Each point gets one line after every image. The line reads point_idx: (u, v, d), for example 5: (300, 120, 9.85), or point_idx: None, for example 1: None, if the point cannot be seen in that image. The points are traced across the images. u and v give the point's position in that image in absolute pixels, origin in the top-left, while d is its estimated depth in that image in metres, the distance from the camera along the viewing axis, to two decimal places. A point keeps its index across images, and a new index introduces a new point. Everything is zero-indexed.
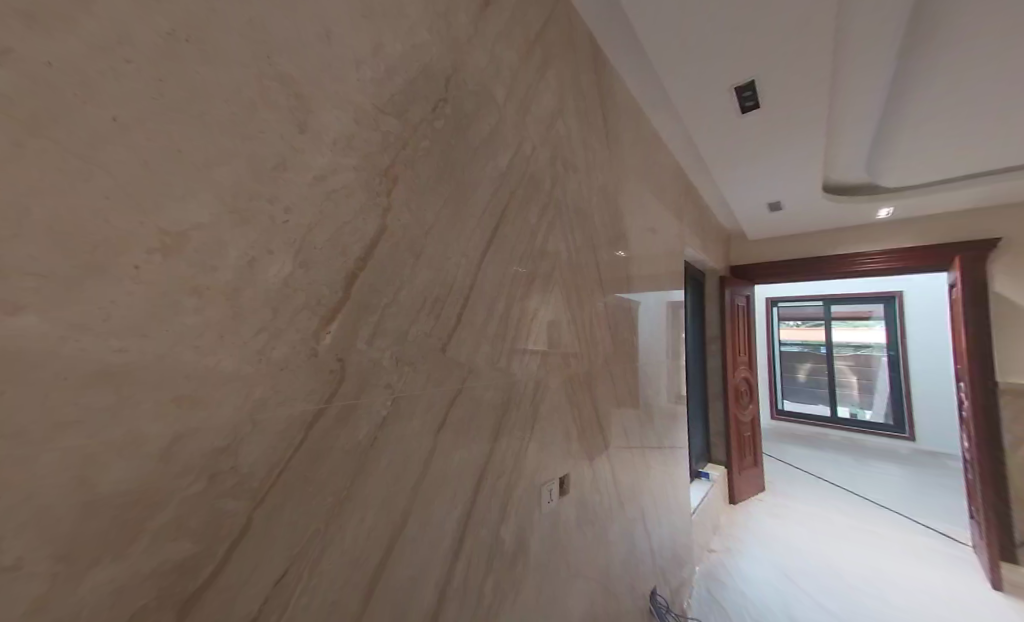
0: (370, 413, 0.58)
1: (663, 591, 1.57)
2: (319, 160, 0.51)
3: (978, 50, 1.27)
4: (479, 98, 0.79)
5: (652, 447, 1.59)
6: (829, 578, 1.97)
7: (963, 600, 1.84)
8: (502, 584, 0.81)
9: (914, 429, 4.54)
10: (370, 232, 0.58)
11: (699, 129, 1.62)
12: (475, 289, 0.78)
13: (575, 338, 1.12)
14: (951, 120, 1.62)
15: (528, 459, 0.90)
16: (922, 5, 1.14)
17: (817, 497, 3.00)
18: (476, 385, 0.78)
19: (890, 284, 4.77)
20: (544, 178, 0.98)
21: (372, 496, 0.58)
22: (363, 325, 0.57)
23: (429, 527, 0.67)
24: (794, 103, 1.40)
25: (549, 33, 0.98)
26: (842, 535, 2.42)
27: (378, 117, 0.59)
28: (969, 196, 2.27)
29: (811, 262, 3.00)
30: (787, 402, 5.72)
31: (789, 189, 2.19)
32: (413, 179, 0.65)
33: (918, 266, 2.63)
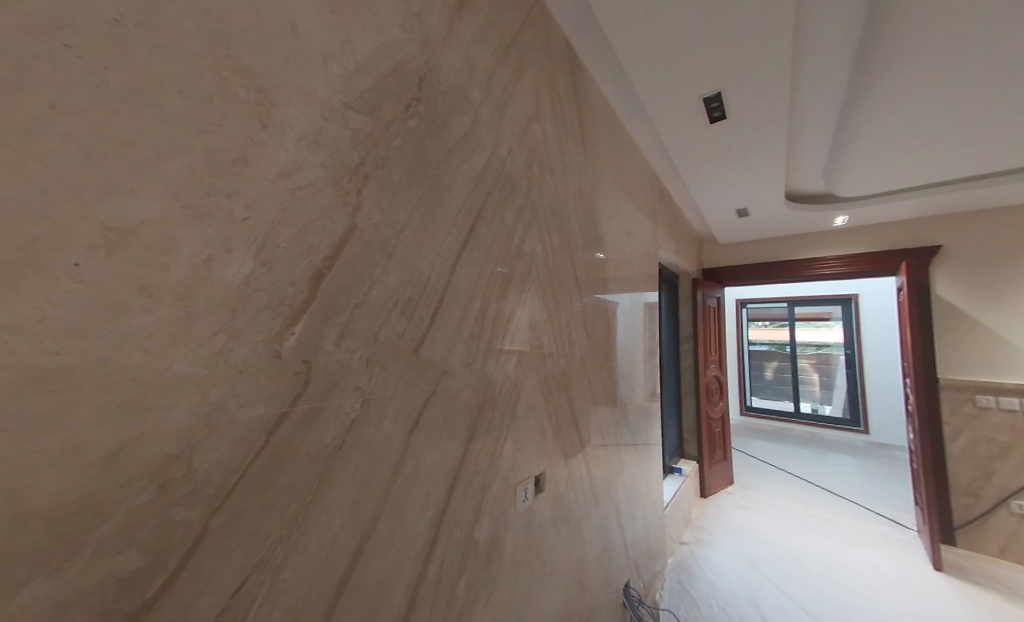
0: (339, 415, 0.57)
1: (636, 584, 1.61)
2: (284, 156, 0.50)
3: (921, 72, 1.36)
4: (454, 98, 0.79)
5: (627, 444, 1.63)
6: (791, 565, 2.09)
7: (908, 580, 1.99)
8: (477, 583, 0.81)
9: (867, 423, 4.85)
10: (339, 230, 0.57)
11: (673, 136, 1.67)
12: (450, 289, 0.77)
13: (551, 338, 1.13)
14: (897, 136, 1.76)
15: (503, 459, 0.91)
16: (868, 34, 1.24)
17: (782, 488, 3.16)
18: (451, 385, 0.78)
19: (848, 287, 5.10)
20: (520, 180, 0.99)
21: (340, 500, 0.57)
22: (331, 325, 0.56)
23: (400, 530, 0.66)
24: (758, 116, 1.48)
25: (525, 37, 0.99)
26: (803, 524, 2.56)
27: (347, 113, 0.58)
28: (916, 206, 2.45)
29: (777, 265, 3.16)
30: (756, 399, 5.99)
31: (756, 196, 2.30)
32: (384, 178, 0.64)
33: (871, 270, 2.82)
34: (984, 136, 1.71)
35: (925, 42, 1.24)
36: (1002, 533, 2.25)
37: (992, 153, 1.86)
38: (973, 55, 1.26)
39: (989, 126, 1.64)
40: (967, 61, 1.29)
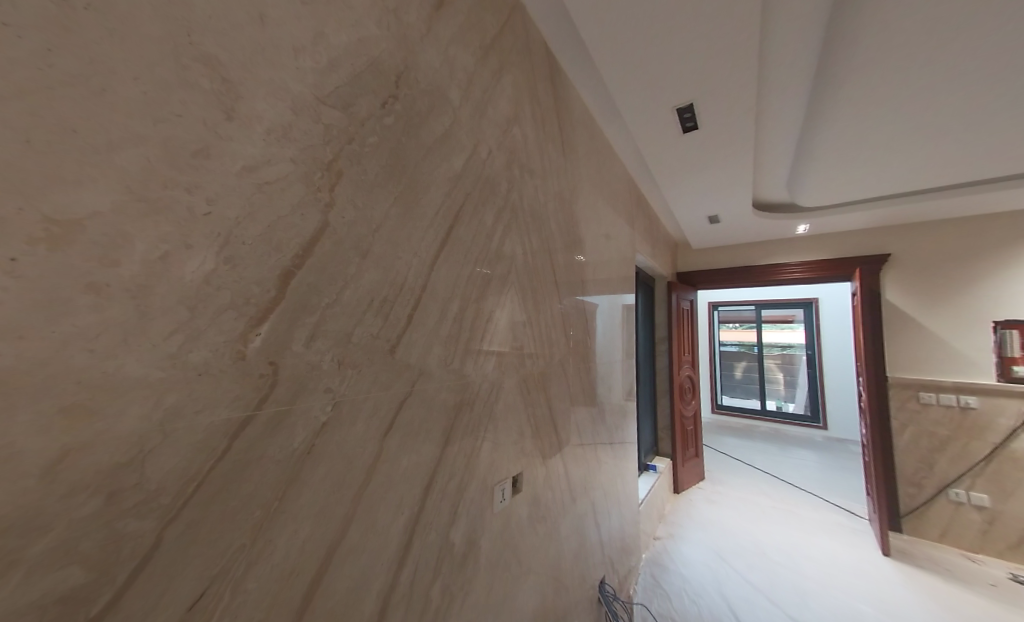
0: (309, 419, 0.55)
1: (612, 580, 1.65)
2: (250, 149, 0.48)
3: (870, 90, 1.46)
4: (432, 97, 0.78)
5: (603, 443, 1.66)
6: (757, 555, 2.19)
7: (861, 566, 2.13)
8: (452, 586, 0.80)
9: (826, 419, 5.17)
10: (310, 227, 0.55)
11: (649, 144, 1.73)
12: (427, 289, 0.77)
13: (529, 339, 1.14)
14: (851, 151, 1.90)
15: (480, 460, 0.91)
16: (826, 59, 1.35)
17: (750, 483, 3.32)
18: (427, 386, 0.77)
19: (809, 291, 5.43)
20: (499, 181, 0.99)
21: (309, 507, 0.55)
22: (300, 325, 0.54)
23: (373, 536, 0.65)
24: (727, 127, 1.56)
25: (504, 40, 1.00)
26: (768, 516, 2.70)
27: (320, 108, 0.56)
28: (869, 217, 2.64)
29: (745, 270, 3.31)
30: (727, 397, 6.26)
31: (725, 204, 2.41)
32: (359, 175, 0.63)
33: (829, 276, 3.01)
34: (926, 152, 1.87)
35: (874, 68, 1.35)
36: (942, 519, 2.45)
37: (933, 168, 2.03)
38: (916, 76, 1.37)
39: (930, 144, 1.79)
40: (910, 81, 1.40)
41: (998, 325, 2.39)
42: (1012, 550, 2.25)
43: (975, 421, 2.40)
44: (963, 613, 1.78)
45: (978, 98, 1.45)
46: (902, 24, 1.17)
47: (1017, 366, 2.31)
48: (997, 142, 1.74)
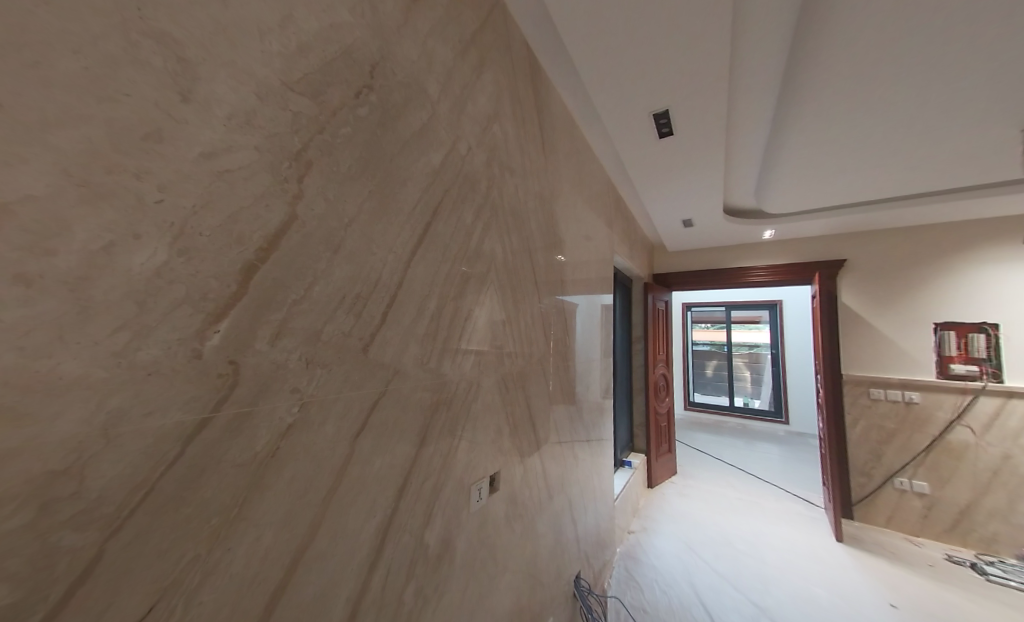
0: (273, 421, 0.53)
1: (587, 574, 1.68)
2: (209, 135, 0.45)
3: (828, 105, 1.57)
4: (410, 90, 0.77)
5: (581, 440, 1.69)
6: (724, 545, 2.30)
7: (818, 551, 2.28)
8: (425, 588, 0.79)
9: (788, 414, 5.49)
10: (275, 220, 0.53)
11: (627, 147, 1.77)
12: (403, 286, 0.75)
13: (508, 337, 1.14)
14: (812, 161, 2.03)
15: (457, 460, 0.90)
16: (789, 74, 1.43)
17: (718, 476, 3.47)
18: (403, 385, 0.75)
19: (774, 293, 5.74)
20: (479, 179, 0.98)
21: (272, 513, 0.53)
22: (264, 323, 0.52)
23: (342, 541, 0.63)
24: (700, 134, 1.61)
25: (484, 36, 0.99)
26: (734, 507, 2.84)
27: (288, 95, 0.54)
28: (829, 224, 2.81)
29: (715, 272, 3.46)
30: (698, 394, 6.51)
31: (698, 208, 2.51)
32: (330, 167, 0.60)
33: (792, 279, 3.19)
34: (878, 164, 2.01)
35: (831, 84, 1.45)
36: (887, 505, 2.66)
37: (884, 180, 2.19)
38: (870, 91, 1.47)
39: (882, 155, 1.92)
40: (867, 95, 1.49)
41: (939, 326, 2.61)
42: (947, 532, 2.46)
43: (917, 414, 2.61)
44: (904, 592, 1.94)
45: (924, 114, 1.57)
46: (860, 41, 1.24)
47: (954, 364, 2.53)
48: (939, 156, 1.90)
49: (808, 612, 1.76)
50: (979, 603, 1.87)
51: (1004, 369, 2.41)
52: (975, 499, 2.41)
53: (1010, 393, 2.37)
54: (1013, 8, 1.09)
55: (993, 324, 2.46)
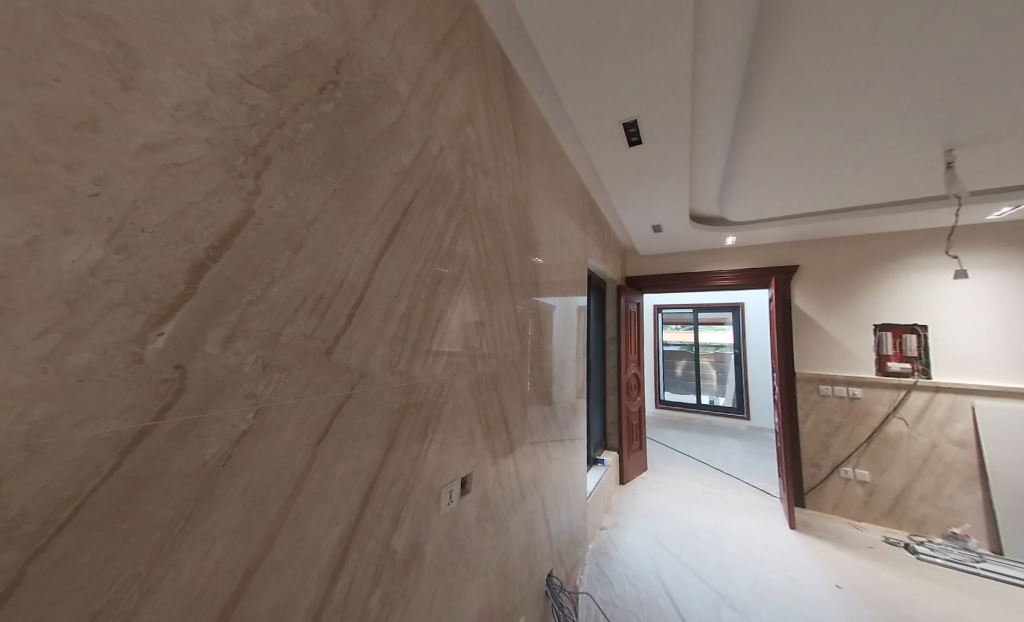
0: (224, 428, 0.50)
1: (559, 573, 1.70)
2: (154, 126, 0.43)
3: (780, 123, 1.69)
4: (378, 88, 0.75)
5: (554, 440, 1.70)
6: (690, 538, 2.40)
7: (775, 539, 2.42)
8: (392, 595, 0.78)
9: (749, 410, 5.82)
10: (229, 216, 0.50)
11: (598, 154, 1.81)
12: (371, 288, 0.73)
13: (481, 339, 1.13)
14: (768, 174, 2.17)
15: (427, 464, 0.89)
16: (747, 93, 1.53)
17: (686, 471, 3.62)
18: (370, 388, 0.74)
19: (736, 296, 6.08)
20: (451, 180, 0.98)
21: (223, 524, 0.50)
22: (216, 324, 0.49)
23: (302, 550, 0.61)
24: (666, 144, 1.68)
25: (457, 37, 0.99)
26: (700, 500, 2.97)
27: (244, 87, 0.52)
28: (786, 232, 3.01)
29: (682, 276, 3.60)
30: (669, 393, 6.75)
31: (666, 214, 2.61)
32: (291, 164, 0.58)
33: (753, 284, 3.38)
34: (825, 178, 2.17)
35: (783, 104, 1.57)
36: (835, 493, 2.87)
37: (832, 193, 2.37)
38: (819, 110, 1.58)
39: (830, 170, 2.08)
40: (816, 113, 1.61)
41: (878, 327, 2.85)
42: (885, 516, 2.68)
43: (860, 408, 2.84)
44: (848, 573, 2.10)
45: (864, 133, 1.71)
46: (808, 63, 1.33)
47: (890, 362, 2.77)
48: (877, 172, 2.07)
49: (764, 597, 1.86)
50: (912, 580, 2.05)
51: (931, 365, 2.66)
52: (908, 485, 2.64)
53: (937, 388, 2.62)
54: (935, 44, 1.22)
55: (922, 325, 2.71)
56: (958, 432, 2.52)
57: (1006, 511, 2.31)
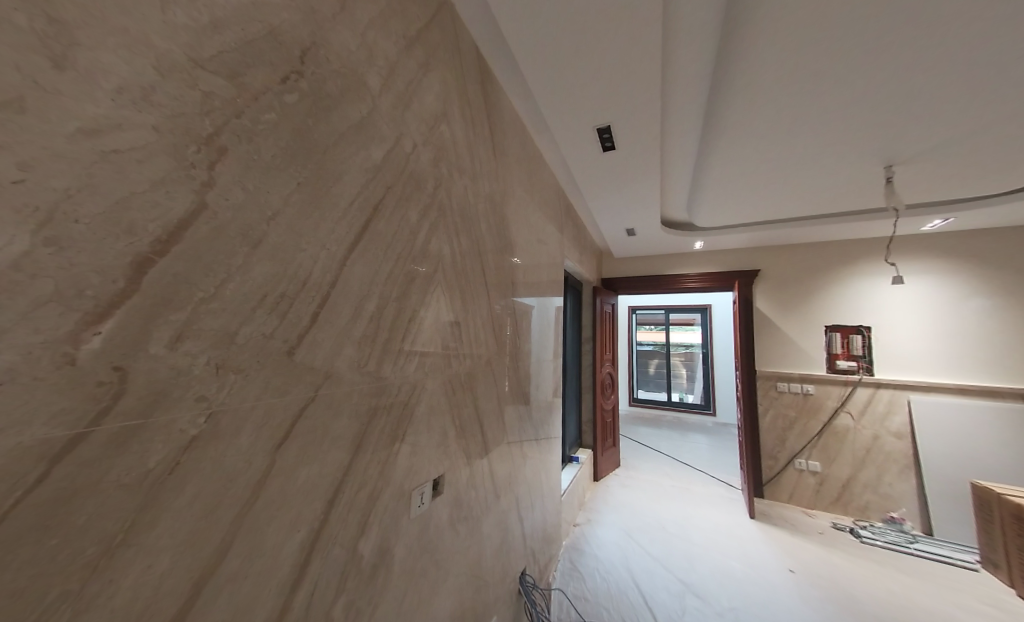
0: (171, 433, 0.47)
1: (532, 571, 1.71)
2: (91, 109, 0.40)
3: (743, 135, 1.78)
4: (347, 81, 0.73)
5: (529, 439, 1.72)
6: (660, 531, 2.48)
7: (737, 529, 2.56)
8: (358, 601, 0.76)
9: (716, 406, 6.11)
10: (179, 208, 0.47)
11: (574, 157, 1.84)
12: (338, 286, 0.71)
13: (455, 339, 1.12)
14: (733, 183, 2.28)
15: (397, 466, 0.87)
16: (712, 106, 1.60)
17: (657, 466, 3.75)
18: (337, 390, 0.72)
19: (704, 299, 6.37)
20: (426, 178, 0.97)
21: (170, 535, 0.47)
22: (163, 323, 0.46)
23: (259, 559, 0.58)
24: (638, 151, 1.74)
25: (431, 34, 0.98)
26: (669, 494, 3.09)
27: (197, 72, 0.49)
28: (749, 238, 3.18)
29: (654, 278, 3.73)
30: (641, 392, 6.96)
31: (638, 218, 2.70)
32: (250, 155, 0.56)
33: (719, 286, 3.54)
34: (783, 188, 2.32)
35: (745, 119, 1.66)
36: (790, 483, 3.06)
37: (790, 202, 2.53)
38: (777, 125, 1.69)
39: (787, 181, 2.21)
40: (775, 128, 1.71)
41: (830, 328, 3.06)
42: (834, 504, 2.89)
43: (813, 404, 3.05)
44: (801, 558, 2.25)
45: (816, 147, 1.84)
46: (767, 80, 1.41)
47: (839, 360, 2.99)
48: (828, 184, 2.24)
49: (725, 584, 1.96)
50: (856, 562, 2.23)
51: (874, 363, 2.89)
52: (854, 474, 2.86)
53: (878, 384, 2.85)
54: (877, 68, 1.32)
55: (867, 326, 2.94)
56: (897, 424, 2.76)
57: (934, 494, 2.55)
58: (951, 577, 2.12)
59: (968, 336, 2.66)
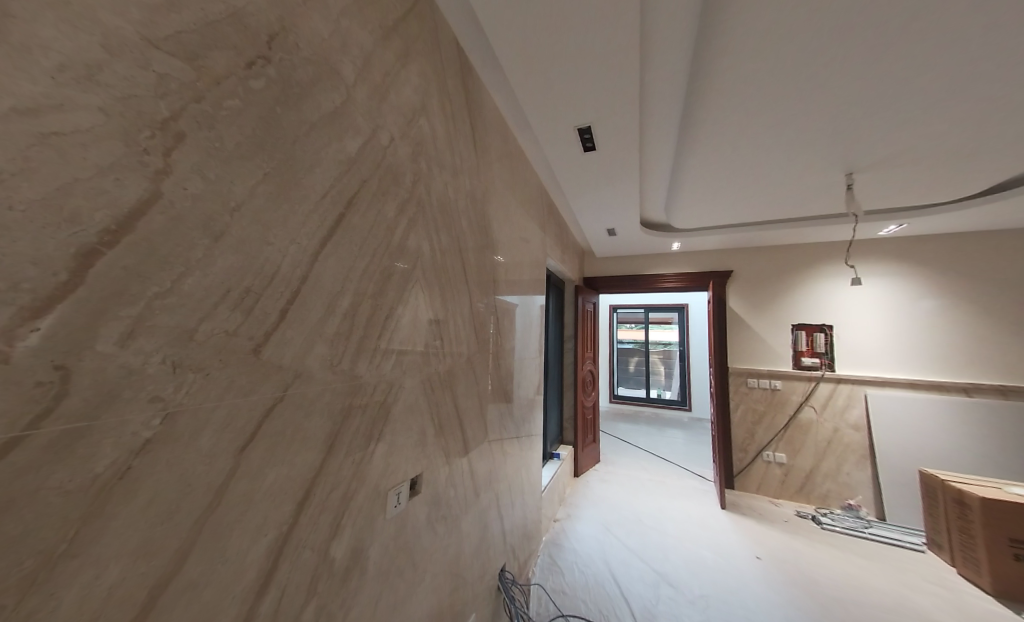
0: (121, 436, 0.44)
1: (512, 566, 1.72)
2: (27, 87, 0.37)
3: (717, 141, 1.84)
4: (319, 70, 0.71)
5: (510, 436, 1.72)
6: (637, 523, 2.55)
7: (709, 520, 2.66)
8: (330, 604, 0.74)
9: (691, 402, 6.32)
10: (132, 198, 0.44)
11: (556, 157, 1.85)
12: (309, 282, 0.68)
13: (434, 337, 1.11)
14: (709, 186, 2.36)
15: (372, 466, 0.85)
16: (689, 112, 1.65)
17: (636, 461, 3.85)
18: (308, 389, 0.69)
19: (681, 298, 6.57)
20: (404, 173, 0.95)
21: (122, 544, 0.45)
22: (111, 319, 0.43)
23: (221, 566, 0.56)
24: (618, 152, 1.76)
25: (409, 25, 0.96)
26: (647, 488, 3.18)
27: (151, 52, 0.46)
28: (724, 240, 3.29)
29: (634, 278, 3.81)
30: (621, 388, 7.11)
31: (618, 219, 2.75)
32: (212, 143, 0.53)
33: (695, 286, 3.66)
34: (755, 192, 2.41)
35: (719, 125, 1.71)
36: (759, 474, 3.21)
37: (761, 206, 2.63)
38: (749, 132, 1.75)
39: (758, 185, 2.31)
40: (747, 134, 1.77)
41: (796, 327, 3.19)
42: (798, 493, 3.05)
43: (780, 399, 3.20)
44: (767, 545, 2.36)
45: (785, 154, 1.93)
46: (740, 88, 1.46)
47: (804, 357, 3.14)
48: (796, 190, 2.35)
49: (697, 572, 2.04)
50: (817, 548, 2.36)
51: (836, 360, 3.07)
52: (817, 464, 3.02)
53: (839, 379, 3.03)
54: (840, 80, 1.39)
55: (829, 325, 3.11)
56: (855, 416, 2.94)
57: (887, 482, 2.74)
58: (900, 558, 2.28)
59: (918, 334, 2.87)
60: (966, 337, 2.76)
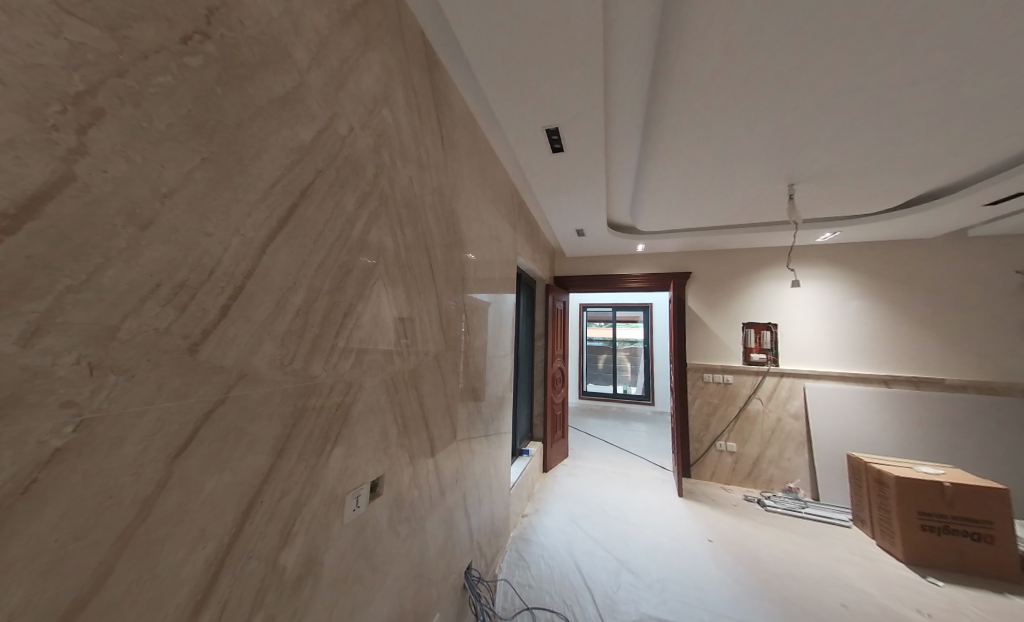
0: (25, 447, 0.39)
1: (478, 565, 1.72)
2: None
3: (677, 149, 1.93)
4: (269, 50, 0.66)
5: (478, 434, 1.71)
6: (601, 515, 2.64)
7: (668, 508, 2.80)
8: (280, 615, 0.70)
9: (654, 396, 6.62)
10: (39, 180, 0.40)
11: (524, 156, 1.86)
12: (255, 276, 0.64)
13: (397, 335, 1.08)
14: (670, 191, 2.47)
15: (329, 469, 0.82)
16: (651, 120, 1.71)
17: (603, 455, 3.98)
18: (254, 390, 0.65)
19: (645, 297, 6.86)
20: (364, 165, 0.91)
21: (26, 565, 0.40)
22: (8, 315, 0.38)
23: (150, 583, 0.51)
24: (585, 154, 1.80)
25: (370, 12, 0.93)
26: (611, 481, 3.29)
27: (62, 18, 0.41)
28: (684, 242, 3.46)
29: (602, 278, 3.92)
30: (591, 385, 7.30)
31: (586, 220, 2.81)
32: (139, 122, 0.48)
33: (658, 286, 3.83)
34: (711, 199, 2.56)
35: (679, 135, 1.80)
36: (713, 463, 3.42)
37: (716, 212, 2.80)
38: (706, 142, 1.85)
39: (714, 193, 2.45)
40: (705, 144, 1.87)
41: (746, 325, 3.44)
42: (747, 479, 3.29)
43: (732, 392, 3.43)
44: (718, 528, 2.53)
45: (739, 164, 2.06)
46: (696, 100, 1.54)
47: (753, 353, 3.39)
48: (749, 198, 2.52)
49: (656, 558, 2.15)
50: (762, 528, 2.57)
51: (780, 355, 3.33)
52: (763, 452, 3.27)
53: (782, 373, 3.30)
54: (786, 97, 1.50)
55: (774, 324, 3.38)
56: (795, 407, 3.22)
57: (822, 466, 3.02)
58: (830, 533, 2.53)
59: (848, 332, 3.19)
60: (886, 334, 3.11)
